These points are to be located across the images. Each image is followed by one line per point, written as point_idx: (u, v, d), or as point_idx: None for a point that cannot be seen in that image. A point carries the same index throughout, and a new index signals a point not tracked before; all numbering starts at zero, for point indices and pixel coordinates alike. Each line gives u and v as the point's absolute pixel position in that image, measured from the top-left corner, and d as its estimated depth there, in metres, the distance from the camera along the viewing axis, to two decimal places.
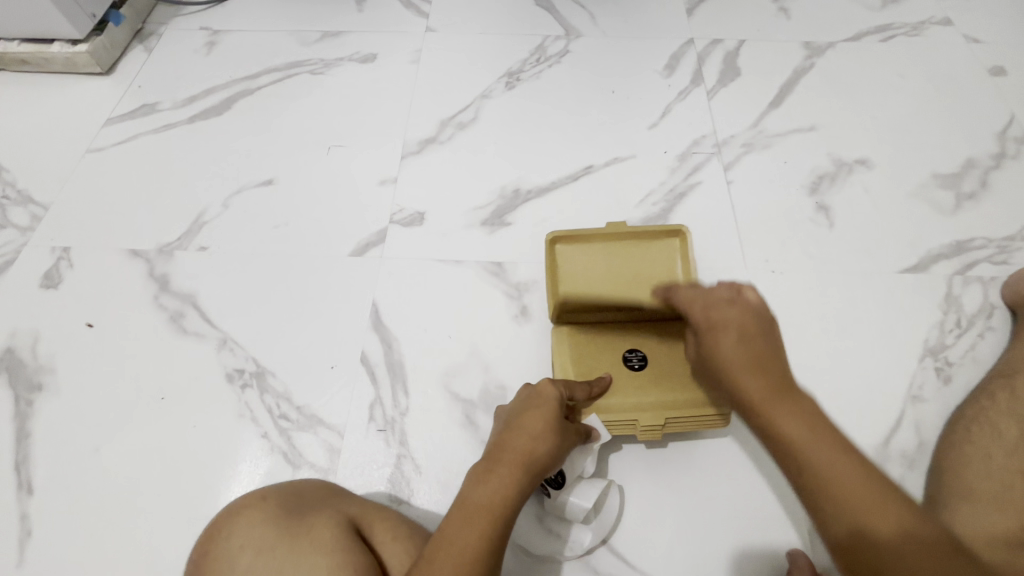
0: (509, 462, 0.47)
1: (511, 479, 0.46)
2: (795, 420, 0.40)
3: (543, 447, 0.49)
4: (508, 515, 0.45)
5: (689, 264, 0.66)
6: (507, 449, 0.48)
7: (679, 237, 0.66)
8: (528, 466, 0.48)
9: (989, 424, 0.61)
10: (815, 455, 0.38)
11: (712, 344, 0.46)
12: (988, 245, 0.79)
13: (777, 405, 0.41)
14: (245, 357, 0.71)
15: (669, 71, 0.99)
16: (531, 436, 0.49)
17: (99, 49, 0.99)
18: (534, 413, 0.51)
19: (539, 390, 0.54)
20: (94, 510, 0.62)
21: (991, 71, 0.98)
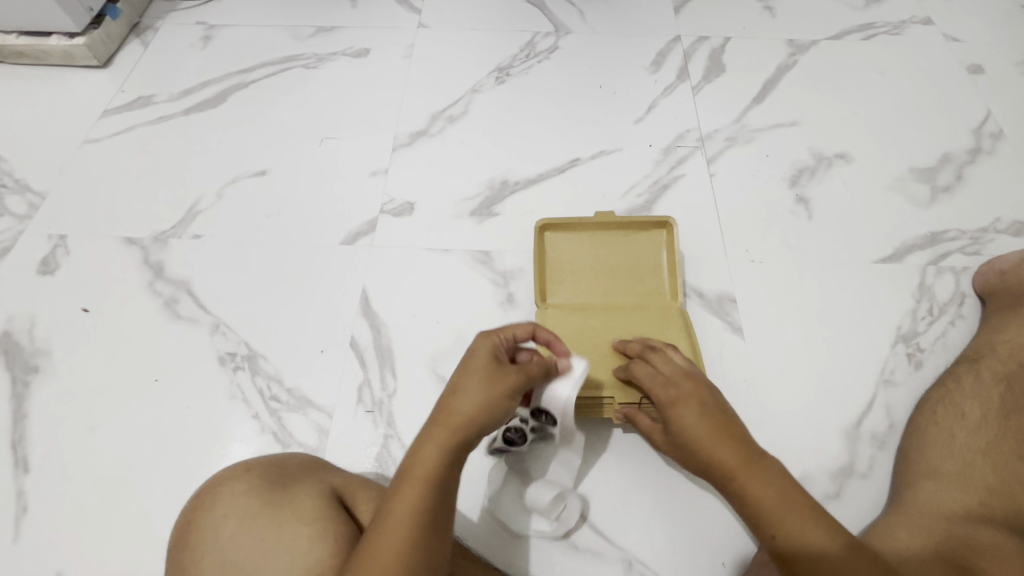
0: (442, 423, 0.47)
1: (445, 439, 0.45)
2: (763, 483, 0.45)
3: (475, 402, 0.47)
4: (443, 474, 0.44)
5: (674, 253, 0.71)
6: (442, 411, 0.47)
7: (666, 228, 0.72)
8: (462, 427, 0.46)
9: (955, 406, 0.63)
10: (786, 519, 0.44)
11: (678, 419, 0.50)
12: (961, 236, 0.81)
13: (744, 471, 0.46)
14: (237, 341, 0.73)
15: (655, 67, 1.01)
16: (466, 397, 0.48)
17: (96, 42, 1.01)
18: (466, 373, 0.49)
19: (472, 348, 0.52)
20: (88, 488, 0.64)
21: (969, 69, 1.00)
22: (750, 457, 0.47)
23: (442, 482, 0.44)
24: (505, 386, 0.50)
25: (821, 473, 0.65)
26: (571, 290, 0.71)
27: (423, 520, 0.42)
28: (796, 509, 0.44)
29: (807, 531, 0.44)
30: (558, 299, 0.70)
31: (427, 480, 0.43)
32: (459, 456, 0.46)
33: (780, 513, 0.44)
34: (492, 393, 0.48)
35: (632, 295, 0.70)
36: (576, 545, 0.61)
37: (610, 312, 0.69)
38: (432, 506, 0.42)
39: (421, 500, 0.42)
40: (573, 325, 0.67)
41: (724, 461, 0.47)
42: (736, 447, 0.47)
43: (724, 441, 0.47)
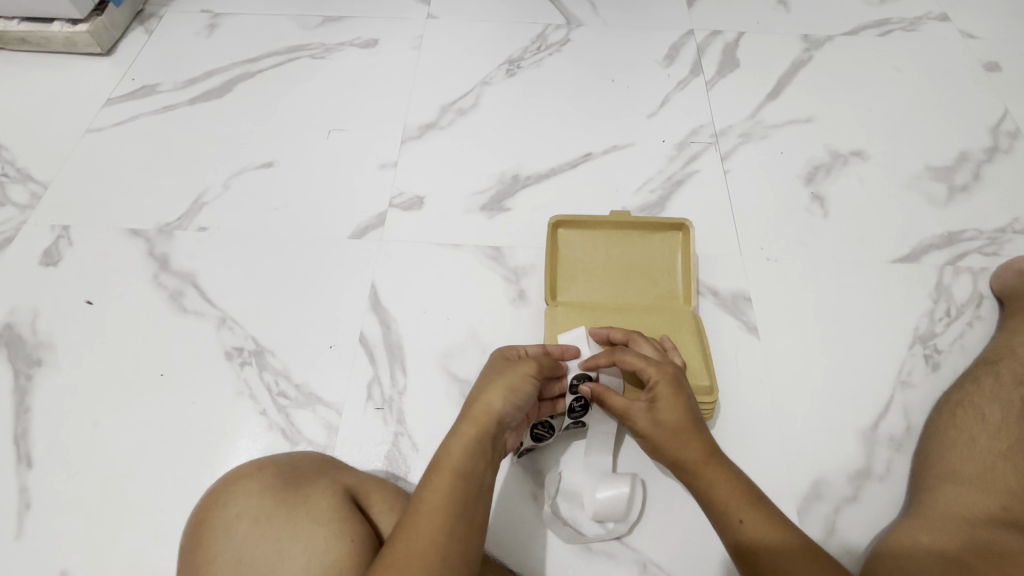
0: (470, 420, 0.49)
1: (472, 433, 0.48)
2: (718, 480, 0.48)
3: (495, 397, 0.51)
4: (473, 465, 0.46)
5: (689, 256, 0.70)
6: (467, 409, 0.50)
7: (682, 230, 0.71)
8: (486, 422, 0.49)
9: (974, 409, 0.62)
10: (732, 512, 0.46)
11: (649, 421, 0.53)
12: (978, 237, 0.80)
13: (698, 469, 0.49)
14: (244, 336, 0.71)
15: (668, 61, 1.00)
16: (487, 395, 0.51)
17: (100, 29, 0.99)
18: (482, 378, 0.54)
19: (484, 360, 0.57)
20: (93, 484, 0.63)
21: (986, 67, 0.99)
22: (708, 455, 0.49)
23: (473, 474, 0.46)
24: (522, 382, 0.53)
25: (837, 475, 0.64)
26: (582, 289, 0.70)
27: (461, 507, 0.43)
28: (744, 502, 0.46)
29: (755, 526, 0.45)
30: (568, 298, 0.69)
31: (457, 471, 0.45)
32: (488, 450, 0.48)
33: (728, 506, 0.46)
34: (510, 387, 0.52)
35: (644, 295, 0.69)
36: (590, 546, 0.60)
37: (623, 311, 0.68)
38: (463, 496, 0.44)
39: (454, 490, 0.44)
40: (583, 324, 0.66)
41: (685, 459, 0.50)
42: (693, 446, 0.50)
43: (683, 440, 0.51)
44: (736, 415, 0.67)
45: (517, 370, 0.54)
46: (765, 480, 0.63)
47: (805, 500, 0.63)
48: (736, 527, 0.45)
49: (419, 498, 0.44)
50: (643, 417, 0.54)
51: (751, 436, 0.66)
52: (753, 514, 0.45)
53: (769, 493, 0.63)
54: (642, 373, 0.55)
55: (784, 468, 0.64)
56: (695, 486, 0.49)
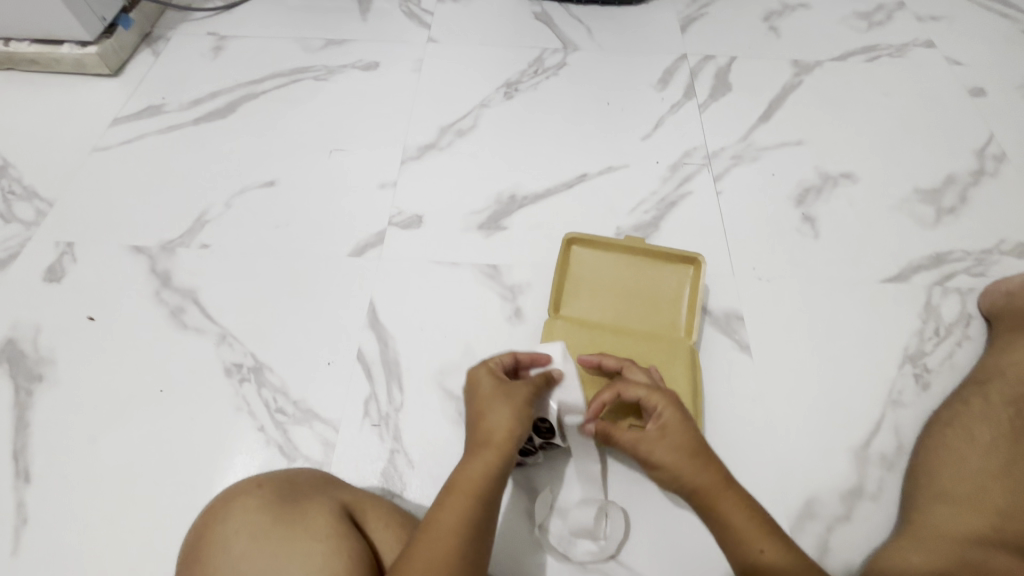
0: (485, 442, 0.51)
1: (484, 456, 0.50)
2: (738, 511, 0.48)
3: (501, 419, 0.52)
4: (489, 487, 0.48)
5: (696, 292, 0.70)
6: (476, 431, 0.52)
7: (694, 265, 0.72)
8: (503, 443, 0.51)
9: (964, 428, 0.63)
10: (751, 543, 0.46)
11: (665, 447, 0.52)
12: (966, 257, 0.82)
13: (716, 499, 0.49)
14: (243, 352, 0.72)
15: (662, 85, 1.02)
16: (499, 416, 0.53)
17: (108, 51, 1.01)
18: (481, 397, 0.55)
19: (474, 378, 0.57)
20: (90, 500, 0.63)
21: (971, 92, 1.02)
22: (725, 483, 0.49)
23: (488, 497, 0.48)
24: (526, 402, 0.55)
25: (830, 494, 0.65)
26: (585, 305, 0.71)
27: (474, 529, 0.46)
28: (763, 533, 0.46)
29: (777, 558, 0.45)
30: (570, 312, 0.71)
31: (472, 494, 0.47)
32: (504, 470, 0.50)
33: (747, 537, 0.46)
34: (514, 408, 0.53)
35: (645, 321, 0.70)
36: (583, 565, 0.60)
37: (619, 332, 0.68)
38: (477, 518, 0.46)
39: (470, 511, 0.46)
40: (580, 339, 0.67)
41: (703, 490, 0.49)
42: (711, 474, 0.50)
43: (701, 469, 0.50)
44: (728, 434, 0.68)
45: (518, 390, 0.55)
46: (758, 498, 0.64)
47: (797, 519, 0.63)
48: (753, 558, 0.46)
49: (433, 520, 0.46)
50: (657, 444, 0.53)
51: (744, 455, 0.66)
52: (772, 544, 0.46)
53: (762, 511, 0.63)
54: (647, 401, 0.56)
55: (776, 486, 0.65)
56: (711, 516, 0.49)
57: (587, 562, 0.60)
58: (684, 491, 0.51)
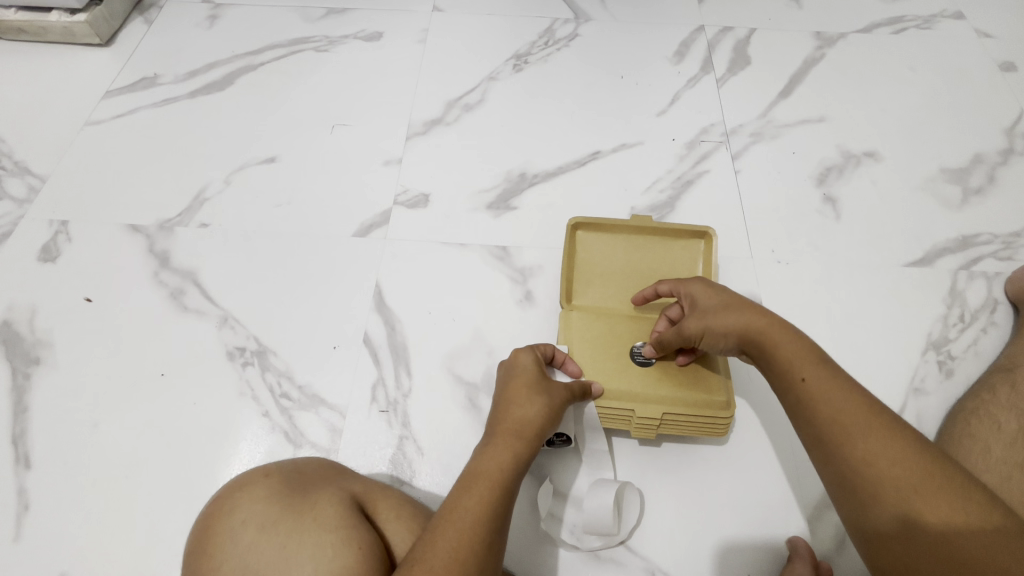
0: (504, 432, 0.51)
1: (509, 446, 0.50)
2: (849, 404, 0.43)
3: (533, 412, 0.52)
4: (507, 477, 0.48)
5: (711, 267, 0.68)
6: (502, 423, 0.52)
7: (705, 239, 0.69)
8: (518, 432, 0.51)
9: (990, 418, 0.61)
10: (858, 438, 0.42)
11: (709, 319, 0.52)
12: (993, 240, 0.79)
13: (833, 411, 0.43)
14: (246, 336, 0.70)
15: (679, 58, 0.98)
16: (517, 406, 0.53)
17: (98, 19, 0.97)
18: (516, 384, 0.55)
19: (515, 361, 0.57)
20: (93, 486, 0.62)
21: (1001, 66, 0.97)
22: (824, 364, 0.46)
23: (510, 489, 0.48)
24: (552, 391, 0.54)
25: None
26: (599, 293, 0.68)
27: (494, 518, 0.45)
28: (873, 425, 0.42)
29: (887, 454, 0.41)
30: (583, 303, 0.68)
31: (490, 482, 0.47)
32: (522, 459, 0.50)
33: (856, 432, 0.42)
34: (547, 401, 0.53)
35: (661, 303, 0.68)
36: (597, 554, 0.59)
37: (635, 318, 0.66)
38: (496, 505, 0.45)
39: (494, 501, 0.46)
40: (598, 332, 0.65)
41: (792, 369, 0.46)
42: (801, 355, 0.46)
43: (794, 350, 0.47)
44: (744, 421, 0.66)
45: (553, 385, 0.55)
46: (774, 486, 0.63)
47: (816, 509, 0.61)
48: (860, 452, 0.41)
49: (456, 505, 0.45)
50: (701, 321, 0.52)
51: (762, 442, 0.65)
52: (883, 438, 0.41)
53: (780, 500, 0.62)
54: (676, 288, 0.57)
55: (793, 473, 0.63)
56: (807, 406, 0.45)
57: (598, 550, 0.59)
58: (770, 367, 0.48)
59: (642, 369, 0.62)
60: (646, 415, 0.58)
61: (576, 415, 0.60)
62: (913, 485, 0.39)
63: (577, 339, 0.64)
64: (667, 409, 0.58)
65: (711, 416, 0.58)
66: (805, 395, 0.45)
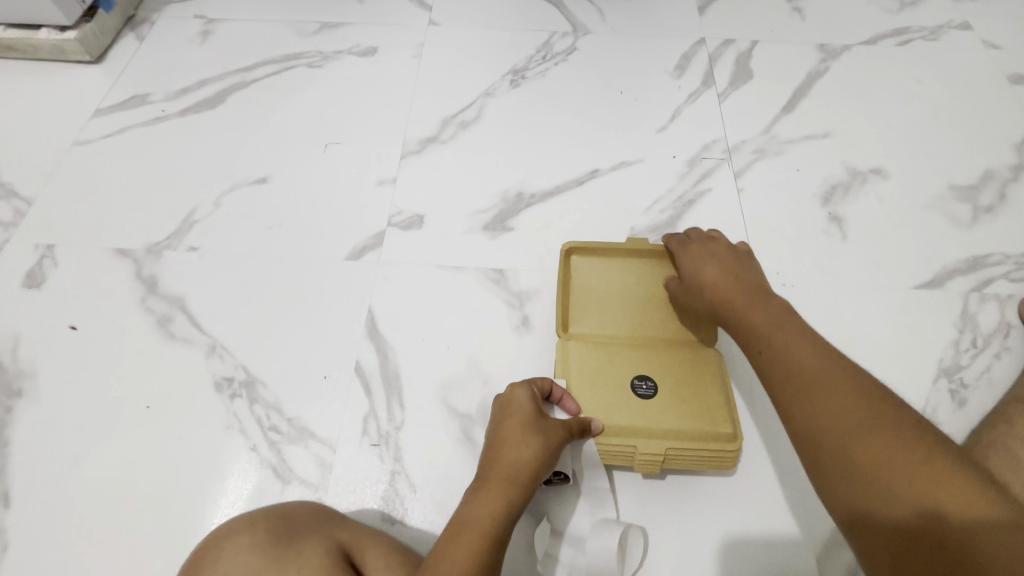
0: (496, 477, 0.49)
1: (499, 493, 0.48)
2: (875, 422, 0.41)
3: (527, 456, 0.50)
4: (497, 530, 0.46)
5: None
6: (494, 466, 0.50)
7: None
8: (511, 479, 0.49)
9: (1007, 452, 0.58)
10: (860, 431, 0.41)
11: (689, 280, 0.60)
12: (1005, 261, 0.76)
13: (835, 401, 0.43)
14: (234, 365, 0.68)
15: (679, 72, 0.96)
16: (511, 450, 0.51)
17: (89, 36, 0.95)
18: (511, 423, 0.52)
19: (511, 397, 0.55)
20: (74, 525, 0.60)
21: (1010, 78, 0.95)
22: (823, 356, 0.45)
23: (498, 542, 0.46)
24: (550, 434, 0.52)
25: None
26: (597, 320, 0.65)
27: None
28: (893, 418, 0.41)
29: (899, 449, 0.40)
30: (581, 331, 0.65)
31: (478, 535, 0.45)
32: (514, 508, 0.48)
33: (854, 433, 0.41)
34: (542, 443, 0.51)
35: (663, 329, 0.65)
36: None
37: (637, 347, 0.63)
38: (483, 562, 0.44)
39: (480, 557, 0.44)
40: (597, 364, 0.62)
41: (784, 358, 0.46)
42: (805, 344, 0.46)
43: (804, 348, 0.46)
44: (751, 453, 0.63)
45: (550, 425, 0.52)
46: (782, 524, 0.60)
47: (825, 548, 0.59)
48: (886, 466, 0.39)
49: (439, 564, 0.44)
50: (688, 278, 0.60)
51: (769, 476, 0.62)
52: (897, 435, 0.40)
53: (788, 539, 0.59)
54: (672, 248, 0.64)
55: (802, 510, 0.60)
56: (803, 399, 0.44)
57: None
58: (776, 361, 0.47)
59: (644, 401, 0.59)
60: (649, 451, 0.56)
61: (574, 452, 0.58)
62: (925, 479, 0.38)
63: (575, 371, 0.62)
64: (670, 443, 0.56)
65: (716, 448, 0.56)
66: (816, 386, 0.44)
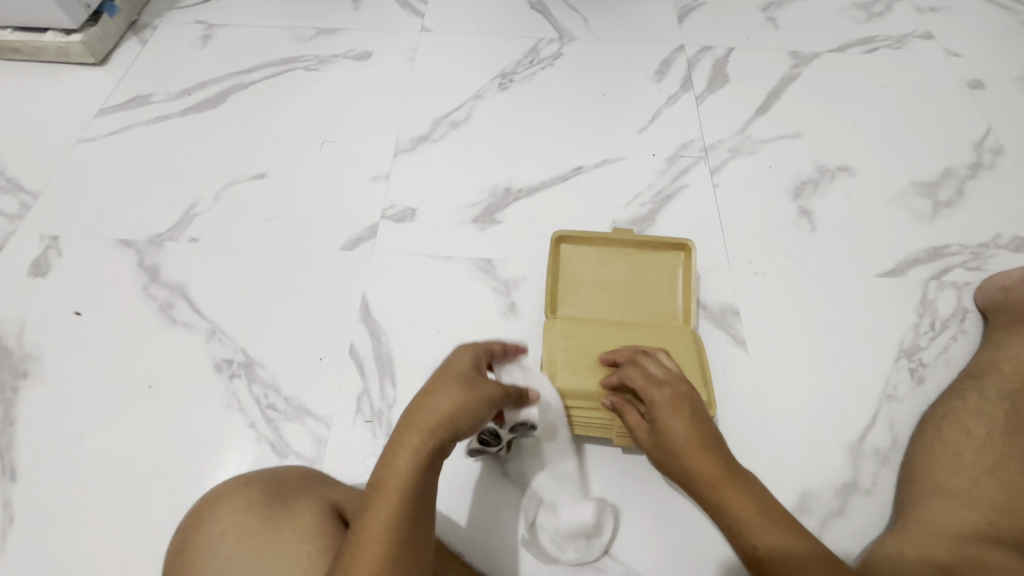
0: (417, 426, 0.44)
1: (416, 447, 0.43)
2: (719, 480, 0.49)
3: (454, 405, 0.46)
4: (415, 486, 0.41)
5: (691, 278, 0.70)
6: (415, 415, 0.45)
7: (684, 251, 0.71)
8: (433, 430, 0.44)
9: (959, 423, 0.62)
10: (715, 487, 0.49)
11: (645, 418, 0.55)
12: (962, 251, 0.81)
13: (694, 464, 0.50)
14: (233, 348, 0.71)
15: (659, 76, 1.01)
16: (437, 399, 0.46)
17: (94, 40, 0.99)
18: (442, 376, 0.49)
19: (453, 357, 0.53)
20: (77, 498, 0.62)
21: (970, 84, 1.01)
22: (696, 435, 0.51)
23: (418, 495, 0.42)
24: (480, 389, 0.48)
25: (824, 489, 0.64)
26: (583, 304, 0.70)
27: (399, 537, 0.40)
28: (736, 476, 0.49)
29: (746, 503, 0.47)
30: (567, 312, 0.69)
31: (398, 493, 0.41)
32: (435, 462, 0.43)
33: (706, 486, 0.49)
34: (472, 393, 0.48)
35: (643, 314, 0.69)
36: (578, 562, 0.60)
37: (619, 326, 0.67)
38: (404, 521, 0.40)
39: (401, 512, 0.40)
40: (581, 339, 0.66)
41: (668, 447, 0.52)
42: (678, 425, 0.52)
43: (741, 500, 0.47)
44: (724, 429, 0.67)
45: (484, 381, 0.50)
46: None
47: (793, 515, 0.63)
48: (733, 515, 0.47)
49: (362, 521, 0.40)
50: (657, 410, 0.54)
51: (741, 450, 0.66)
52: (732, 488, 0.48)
53: None
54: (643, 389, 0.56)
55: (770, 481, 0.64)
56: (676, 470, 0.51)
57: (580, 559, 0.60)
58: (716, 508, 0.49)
59: None
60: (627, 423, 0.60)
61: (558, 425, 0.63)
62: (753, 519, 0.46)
63: (561, 346, 0.66)
64: None
65: None
66: (775, 555, 0.45)
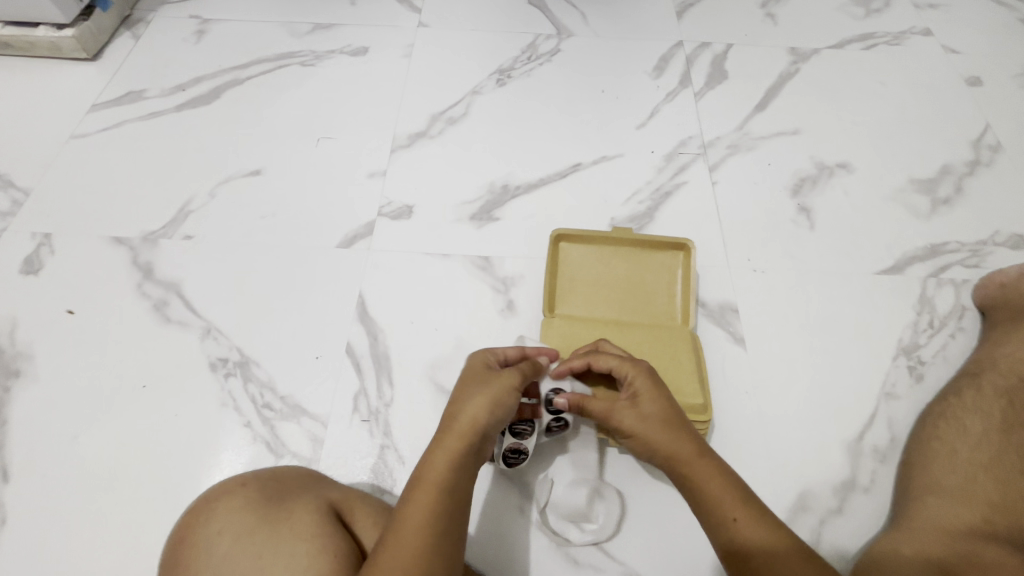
0: (452, 432, 0.47)
1: (453, 449, 0.46)
2: (698, 469, 0.47)
3: (482, 410, 0.49)
4: (454, 482, 0.44)
5: (690, 277, 0.69)
6: (451, 421, 0.48)
7: (684, 251, 0.71)
8: (468, 434, 0.47)
9: (956, 421, 0.62)
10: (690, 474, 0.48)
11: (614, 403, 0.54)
12: (961, 249, 0.81)
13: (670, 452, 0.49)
14: (229, 347, 0.70)
15: (658, 72, 1.00)
16: (469, 405, 0.49)
17: (86, 34, 0.98)
18: (467, 382, 0.52)
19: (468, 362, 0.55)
20: (71, 498, 0.62)
21: (968, 81, 1.01)
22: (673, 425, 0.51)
23: (455, 488, 0.44)
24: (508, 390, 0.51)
25: (822, 487, 0.64)
26: (581, 303, 0.69)
27: (438, 528, 0.42)
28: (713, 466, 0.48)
29: (722, 491, 0.46)
30: (566, 311, 0.69)
31: (436, 487, 0.44)
32: (470, 464, 0.46)
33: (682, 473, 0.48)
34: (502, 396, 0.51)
35: (642, 314, 0.69)
36: (576, 561, 0.60)
37: (618, 326, 0.67)
38: (443, 514, 0.42)
39: (437, 504, 0.43)
40: (579, 339, 0.66)
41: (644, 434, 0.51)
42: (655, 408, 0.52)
43: (717, 483, 0.46)
44: (723, 427, 0.67)
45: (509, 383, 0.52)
46: None
47: (792, 513, 0.63)
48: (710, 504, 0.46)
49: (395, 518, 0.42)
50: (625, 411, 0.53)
51: (739, 448, 0.66)
52: (711, 478, 0.47)
53: None
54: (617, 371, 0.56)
55: (769, 479, 0.64)
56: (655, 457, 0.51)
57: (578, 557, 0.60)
58: (693, 494, 0.48)
59: None
60: None
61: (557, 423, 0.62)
62: (728, 506, 0.45)
63: (559, 345, 0.66)
64: None
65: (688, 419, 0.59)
66: (755, 547, 0.43)
